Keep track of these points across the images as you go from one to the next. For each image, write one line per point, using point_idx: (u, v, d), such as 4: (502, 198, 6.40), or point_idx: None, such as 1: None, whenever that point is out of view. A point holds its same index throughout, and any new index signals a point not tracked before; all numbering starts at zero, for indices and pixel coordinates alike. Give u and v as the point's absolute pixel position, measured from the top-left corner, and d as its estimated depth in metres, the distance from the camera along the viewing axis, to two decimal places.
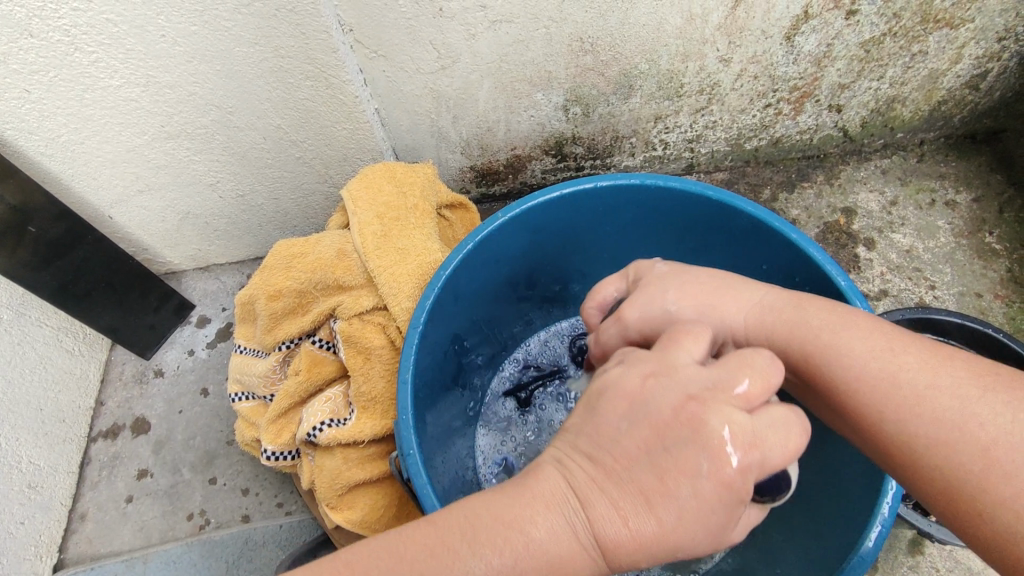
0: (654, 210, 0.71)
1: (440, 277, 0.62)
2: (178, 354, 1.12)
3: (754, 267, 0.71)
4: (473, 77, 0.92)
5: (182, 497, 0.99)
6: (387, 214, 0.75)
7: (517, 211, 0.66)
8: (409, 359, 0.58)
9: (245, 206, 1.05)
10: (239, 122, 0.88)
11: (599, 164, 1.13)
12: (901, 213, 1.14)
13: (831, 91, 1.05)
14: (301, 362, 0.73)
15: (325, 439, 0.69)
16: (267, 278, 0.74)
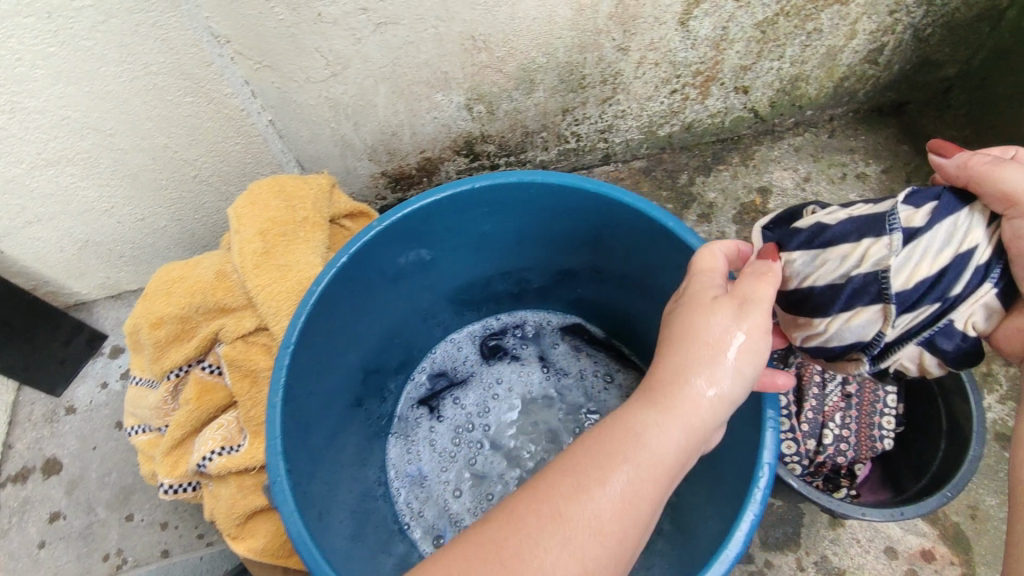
0: (539, 206, 0.70)
1: (313, 294, 0.60)
2: (90, 388, 1.07)
3: (641, 256, 0.71)
4: (366, 83, 0.90)
5: (97, 538, 0.95)
6: (272, 229, 0.72)
7: (395, 219, 0.64)
8: (279, 381, 0.56)
9: (145, 230, 1.01)
10: (120, 144, 0.84)
11: (514, 160, 1.12)
12: (814, 189, 1.15)
13: (734, 73, 1.05)
14: (190, 390, 0.71)
15: (215, 468, 0.67)
16: (148, 306, 0.70)
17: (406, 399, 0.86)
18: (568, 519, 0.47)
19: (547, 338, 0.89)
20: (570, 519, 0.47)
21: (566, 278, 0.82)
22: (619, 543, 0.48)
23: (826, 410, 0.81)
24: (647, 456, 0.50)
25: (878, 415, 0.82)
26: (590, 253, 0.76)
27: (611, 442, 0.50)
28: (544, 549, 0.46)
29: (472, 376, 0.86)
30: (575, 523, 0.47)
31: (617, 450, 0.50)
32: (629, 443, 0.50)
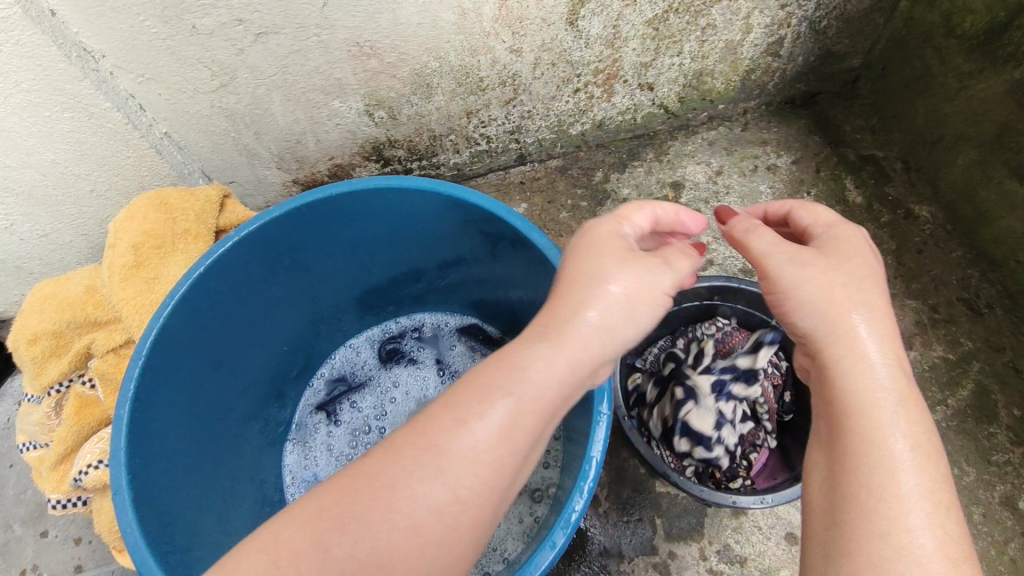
0: (404, 210, 0.71)
1: (165, 308, 0.60)
2: (8, 407, 1.07)
3: (506, 257, 0.72)
4: (259, 92, 0.91)
5: (11, 555, 0.95)
6: (146, 242, 0.73)
7: (253, 229, 0.64)
8: (127, 392, 0.57)
9: (52, 245, 1.01)
10: (7, 161, 0.84)
11: (427, 164, 1.13)
12: (726, 181, 1.17)
13: (635, 71, 1.06)
14: (69, 405, 0.71)
15: (91, 482, 0.67)
16: (23, 323, 0.71)
17: (305, 405, 0.87)
18: (453, 444, 0.46)
19: (445, 340, 0.90)
20: (441, 449, 0.46)
21: (454, 278, 0.83)
22: (483, 482, 0.46)
23: None
24: (529, 387, 0.49)
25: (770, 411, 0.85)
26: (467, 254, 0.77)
27: (458, 394, 0.48)
28: (440, 479, 0.45)
29: (369, 380, 0.87)
30: (433, 472, 0.45)
31: (455, 405, 0.48)
32: (494, 372, 0.49)
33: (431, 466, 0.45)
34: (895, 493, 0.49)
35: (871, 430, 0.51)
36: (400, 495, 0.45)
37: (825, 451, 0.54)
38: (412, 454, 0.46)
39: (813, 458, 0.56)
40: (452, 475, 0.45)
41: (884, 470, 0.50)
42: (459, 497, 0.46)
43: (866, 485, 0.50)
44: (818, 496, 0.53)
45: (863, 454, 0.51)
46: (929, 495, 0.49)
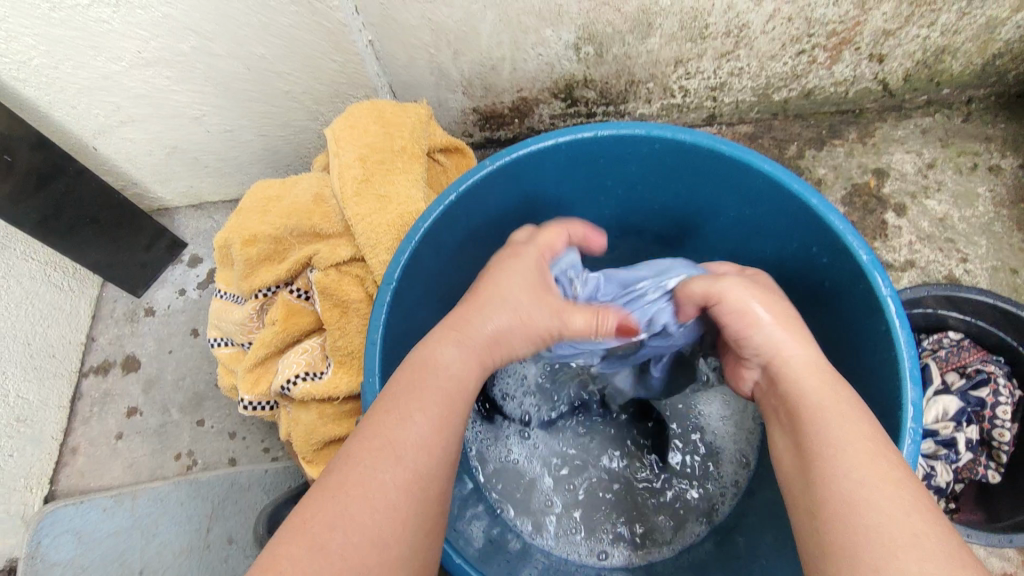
0: (659, 163, 0.64)
1: (418, 231, 0.57)
2: (169, 293, 1.10)
3: (765, 232, 0.64)
4: (475, 9, 0.83)
5: (170, 438, 0.99)
6: (371, 156, 0.70)
7: (507, 160, 0.60)
8: (379, 318, 0.54)
9: (233, 142, 0.99)
10: (219, 50, 0.81)
11: (613, 110, 1.05)
12: (938, 177, 1.04)
13: (873, 38, 0.95)
14: (278, 311, 0.70)
15: (299, 393, 0.67)
16: (243, 222, 0.71)
17: None
18: (390, 459, 0.48)
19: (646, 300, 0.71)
20: (392, 449, 0.48)
21: (669, 245, 0.76)
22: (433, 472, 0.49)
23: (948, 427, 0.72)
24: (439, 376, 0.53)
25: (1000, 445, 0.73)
26: (704, 221, 0.70)
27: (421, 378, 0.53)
28: (386, 480, 0.47)
29: None
30: (400, 436, 0.49)
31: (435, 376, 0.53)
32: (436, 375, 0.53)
33: (389, 468, 0.47)
34: (847, 469, 0.46)
35: (825, 434, 0.49)
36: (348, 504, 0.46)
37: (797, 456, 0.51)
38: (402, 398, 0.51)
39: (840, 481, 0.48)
40: (382, 474, 0.47)
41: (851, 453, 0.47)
42: (420, 480, 0.48)
43: (830, 475, 0.47)
44: (801, 494, 0.49)
45: (817, 462, 0.48)
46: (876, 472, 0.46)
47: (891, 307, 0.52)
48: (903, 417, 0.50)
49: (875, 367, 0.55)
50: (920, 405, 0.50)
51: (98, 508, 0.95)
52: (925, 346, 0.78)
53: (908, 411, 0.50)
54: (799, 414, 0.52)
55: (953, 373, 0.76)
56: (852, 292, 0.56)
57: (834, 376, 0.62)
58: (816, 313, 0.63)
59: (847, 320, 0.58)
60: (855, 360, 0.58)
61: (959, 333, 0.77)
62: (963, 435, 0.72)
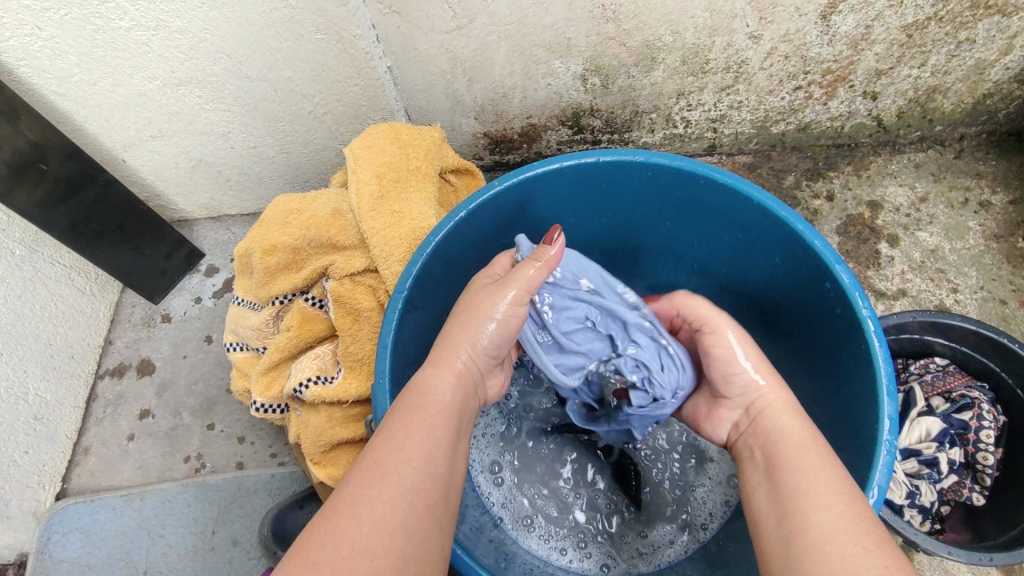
0: (657, 188, 0.68)
1: (429, 244, 0.61)
2: (185, 301, 1.14)
3: (755, 256, 0.68)
4: (489, 40, 0.88)
5: (180, 440, 1.02)
6: (387, 174, 0.74)
7: (515, 181, 0.64)
8: (390, 323, 0.58)
9: (255, 158, 1.04)
10: (248, 73, 0.87)
11: (617, 138, 1.10)
12: (930, 210, 1.08)
13: (867, 76, 1.00)
14: (292, 318, 0.74)
15: (310, 396, 0.70)
16: (264, 233, 0.75)
17: None
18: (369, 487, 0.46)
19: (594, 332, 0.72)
20: (382, 467, 0.47)
21: (666, 268, 0.80)
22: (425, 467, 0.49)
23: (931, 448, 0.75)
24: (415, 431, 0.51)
25: (986, 468, 0.74)
26: (700, 245, 0.73)
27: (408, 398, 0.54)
28: (371, 496, 0.45)
29: None
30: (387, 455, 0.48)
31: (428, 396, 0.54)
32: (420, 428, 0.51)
33: (377, 482, 0.46)
34: (819, 501, 0.47)
35: (797, 472, 0.51)
36: (357, 511, 0.44)
37: (767, 496, 0.52)
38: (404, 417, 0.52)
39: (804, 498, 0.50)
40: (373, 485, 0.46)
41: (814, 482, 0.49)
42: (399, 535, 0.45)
43: (797, 505, 0.48)
44: (772, 527, 0.49)
45: (788, 495, 0.49)
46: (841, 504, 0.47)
47: (870, 326, 0.55)
48: (880, 429, 0.53)
49: (855, 384, 0.58)
50: (895, 417, 0.53)
51: (107, 507, 0.98)
52: (912, 370, 0.81)
53: (884, 423, 0.53)
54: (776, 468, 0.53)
55: (937, 397, 0.78)
56: (835, 313, 0.60)
57: (819, 394, 0.64)
58: (802, 334, 0.66)
59: (831, 340, 0.61)
60: (837, 378, 0.61)
61: (945, 359, 0.80)
62: (945, 455, 0.74)
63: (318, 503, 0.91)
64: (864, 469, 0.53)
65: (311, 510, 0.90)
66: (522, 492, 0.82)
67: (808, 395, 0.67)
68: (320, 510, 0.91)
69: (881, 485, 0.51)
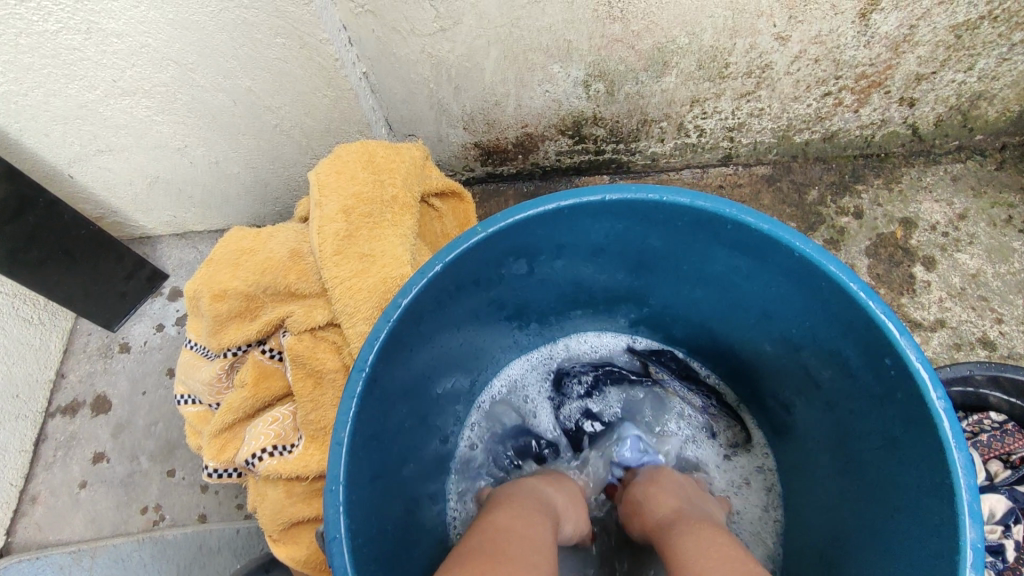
0: (673, 231, 0.57)
1: (399, 305, 0.50)
2: (146, 329, 1.03)
3: (790, 310, 0.58)
4: (477, 43, 0.77)
5: (137, 489, 0.92)
6: (356, 207, 0.63)
7: (504, 225, 0.53)
8: (348, 409, 0.47)
9: (218, 173, 0.93)
10: (201, 81, 0.75)
11: (623, 148, 0.99)
12: (970, 229, 0.97)
13: (905, 82, 0.89)
14: (246, 373, 0.64)
15: (264, 470, 0.60)
16: (213, 274, 0.64)
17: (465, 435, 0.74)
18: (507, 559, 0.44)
19: (676, 388, 0.78)
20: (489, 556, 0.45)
21: (682, 310, 0.69)
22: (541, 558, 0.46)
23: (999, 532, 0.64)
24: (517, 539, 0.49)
25: None
26: (722, 292, 0.63)
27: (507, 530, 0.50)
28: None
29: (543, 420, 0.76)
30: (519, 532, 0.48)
31: (528, 495, 0.57)
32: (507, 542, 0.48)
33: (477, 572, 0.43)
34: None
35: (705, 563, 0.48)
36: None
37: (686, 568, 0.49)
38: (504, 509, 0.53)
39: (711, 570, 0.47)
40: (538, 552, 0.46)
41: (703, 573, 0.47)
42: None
43: None
44: None
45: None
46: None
47: (947, 424, 0.44)
48: (961, 561, 0.42)
49: (921, 491, 0.47)
50: (980, 545, 0.42)
51: (55, 566, 0.88)
52: (964, 429, 0.69)
53: (967, 555, 0.42)
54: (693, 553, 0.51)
55: (993, 461, 0.68)
56: (894, 392, 0.49)
57: (868, 484, 0.54)
58: (848, 408, 0.56)
59: (890, 422, 0.51)
60: (897, 476, 0.50)
61: (1000, 415, 0.69)
62: (1011, 540, 0.64)
63: (286, 566, 0.82)
64: None
65: None
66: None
67: (855, 475, 0.56)
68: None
69: None
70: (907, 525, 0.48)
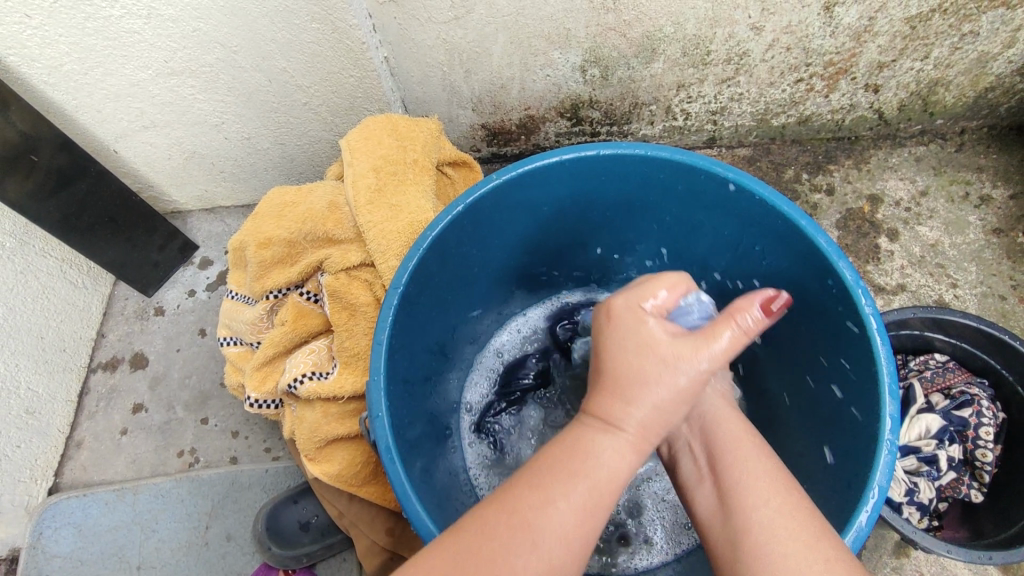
0: (656, 183, 0.67)
1: (426, 238, 0.60)
2: (179, 293, 1.12)
3: (753, 252, 0.68)
4: (487, 30, 0.87)
5: (174, 434, 1.01)
6: (384, 167, 0.73)
7: (513, 174, 0.63)
8: (386, 319, 0.57)
9: (249, 149, 1.03)
10: (242, 62, 0.85)
11: (616, 130, 1.09)
12: (930, 205, 1.07)
13: (869, 69, 0.99)
14: (287, 313, 0.73)
15: (304, 391, 0.70)
16: (259, 226, 0.74)
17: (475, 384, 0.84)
18: (520, 535, 0.42)
19: None
20: (533, 530, 0.42)
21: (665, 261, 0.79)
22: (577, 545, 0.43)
23: (931, 444, 0.74)
24: (604, 474, 0.44)
25: (986, 463, 0.74)
26: (698, 240, 0.73)
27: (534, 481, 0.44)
28: (518, 565, 0.41)
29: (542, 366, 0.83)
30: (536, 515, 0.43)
31: (593, 416, 0.46)
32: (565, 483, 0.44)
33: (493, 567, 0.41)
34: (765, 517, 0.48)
35: (742, 472, 0.50)
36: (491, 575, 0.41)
37: (709, 492, 0.51)
38: (536, 480, 0.44)
39: (723, 483, 0.51)
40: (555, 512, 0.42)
41: (755, 501, 0.47)
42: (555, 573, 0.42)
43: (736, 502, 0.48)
44: (719, 532, 0.48)
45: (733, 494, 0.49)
46: (784, 514, 0.46)
47: (873, 326, 0.55)
48: (881, 428, 0.52)
49: (856, 386, 0.57)
50: (896, 417, 0.53)
51: (100, 502, 0.97)
52: (912, 366, 0.80)
53: (886, 423, 0.52)
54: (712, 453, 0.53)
55: (937, 393, 0.78)
56: (835, 310, 0.59)
57: (817, 391, 0.64)
58: (801, 331, 0.66)
59: (833, 337, 0.61)
60: (839, 380, 0.60)
61: (944, 355, 0.80)
62: (945, 452, 0.74)
63: (312, 498, 0.91)
64: (864, 470, 0.53)
65: (306, 505, 0.90)
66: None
67: (811, 390, 0.66)
68: (315, 505, 0.90)
69: (882, 486, 0.51)
70: (848, 416, 0.59)
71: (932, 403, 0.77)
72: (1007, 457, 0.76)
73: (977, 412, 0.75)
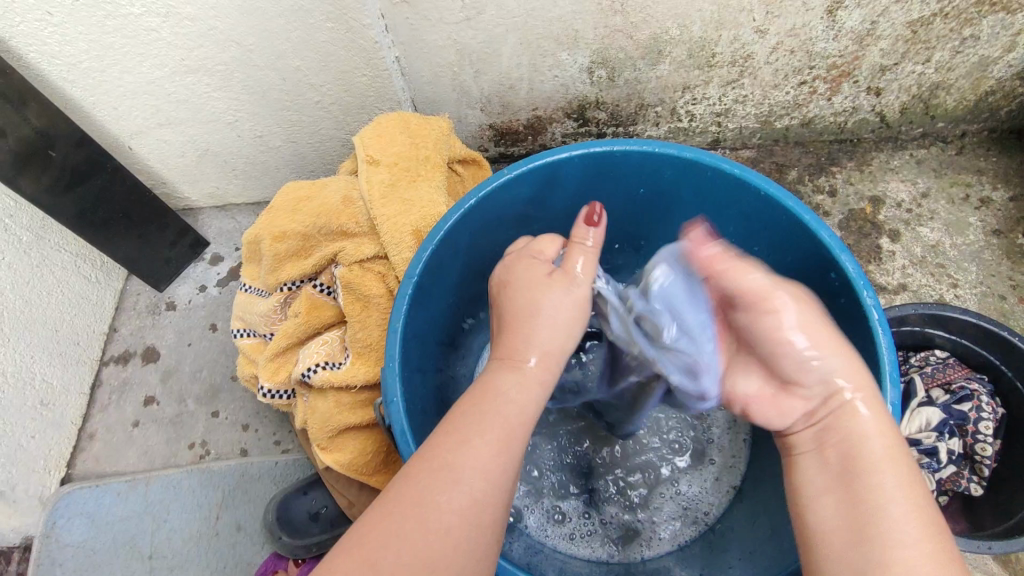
0: (663, 178, 0.69)
1: (440, 230, 0.62)
2: (190, 289, 1.14)
3: (758, 246, 0.69)
4: (497, 32, 0.89)
5: (185, 427, 1.02)
6: (397, 163, 0.75)
7: (525, 169, 0.65)
8: (401, 308, 0.59)
9: (262, 147, 1.05)
10: (257, 61, 0.87)
11: (622, 131, 1.10)
12: (932, 206, 1.09)
13: (871, 72, 1.00)
14: (301, 305, 0.75)
15: (318, 380, 0.71)
16: (273, 220, 0.76)
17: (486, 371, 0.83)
18: (447, 474, 0.48)
19: None
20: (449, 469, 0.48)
21: None
22: (501, 481, 0.49)
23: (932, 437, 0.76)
24: (499, 417, 0.52)
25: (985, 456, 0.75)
26: None
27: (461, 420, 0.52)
28: (443, 502, 0.47)
29: None
30: (456, 465, 0.48)
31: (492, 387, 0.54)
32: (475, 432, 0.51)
33: (441, 489, 0.47)
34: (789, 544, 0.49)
35: (874, 479, 0.49)
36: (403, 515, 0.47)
37: (825, 492, 0.51)
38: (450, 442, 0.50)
39: (824, 484, 0.51)
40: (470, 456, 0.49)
41: (880, 505, 0.48)
42: (479, 503, 0.48)
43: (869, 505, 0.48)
44: (838, 539, 0.48)
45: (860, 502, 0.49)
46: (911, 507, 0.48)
47: (874, 317, 0.56)
48: (882, 415, 0.54)
49: None
50: (897, 405, 0.54)
51: (112, 493, 0.98)
52: (913, 362, 0.82)
53: (888, 410, 0.54)
54: (829, 447, 0.53)
55: (937, 388, 0.79)
56: (838, 301, 0.61)
57: None
58: None
59: (836, 328, 0.62)
60: None
61: (945, 351, 0.81)
62: (945, 445, 0.75)
63: (322, 489, 0.92)
64: None
65: (316, 496, 0.91)
66: (523, 480, 0.83)
67: None
68: (324, 497, 0.92)
69: None
70: None
71: (932, 397, 0.79)
72: (1006, 451, 0.77)
73: (976, 406, 0.76)
